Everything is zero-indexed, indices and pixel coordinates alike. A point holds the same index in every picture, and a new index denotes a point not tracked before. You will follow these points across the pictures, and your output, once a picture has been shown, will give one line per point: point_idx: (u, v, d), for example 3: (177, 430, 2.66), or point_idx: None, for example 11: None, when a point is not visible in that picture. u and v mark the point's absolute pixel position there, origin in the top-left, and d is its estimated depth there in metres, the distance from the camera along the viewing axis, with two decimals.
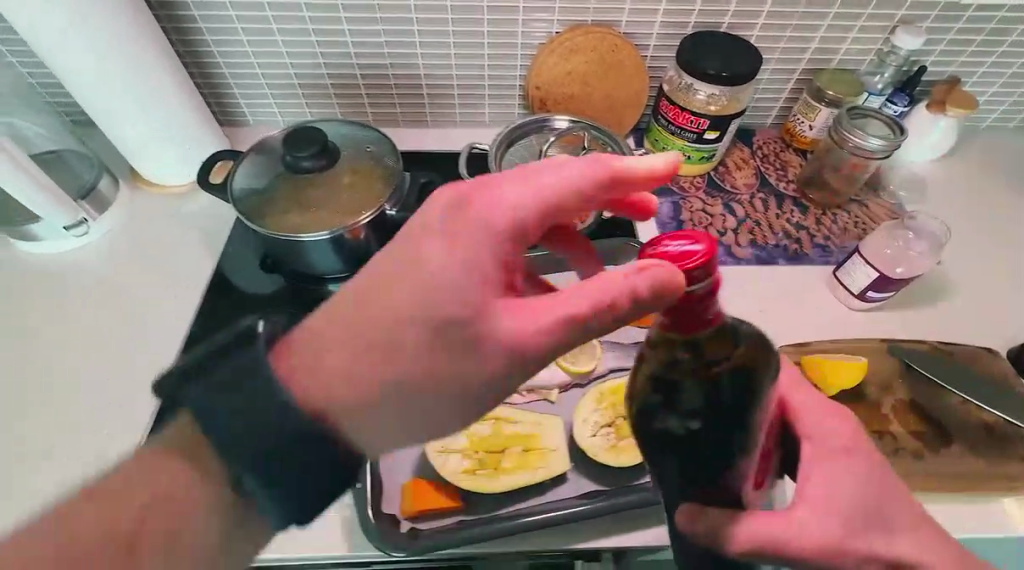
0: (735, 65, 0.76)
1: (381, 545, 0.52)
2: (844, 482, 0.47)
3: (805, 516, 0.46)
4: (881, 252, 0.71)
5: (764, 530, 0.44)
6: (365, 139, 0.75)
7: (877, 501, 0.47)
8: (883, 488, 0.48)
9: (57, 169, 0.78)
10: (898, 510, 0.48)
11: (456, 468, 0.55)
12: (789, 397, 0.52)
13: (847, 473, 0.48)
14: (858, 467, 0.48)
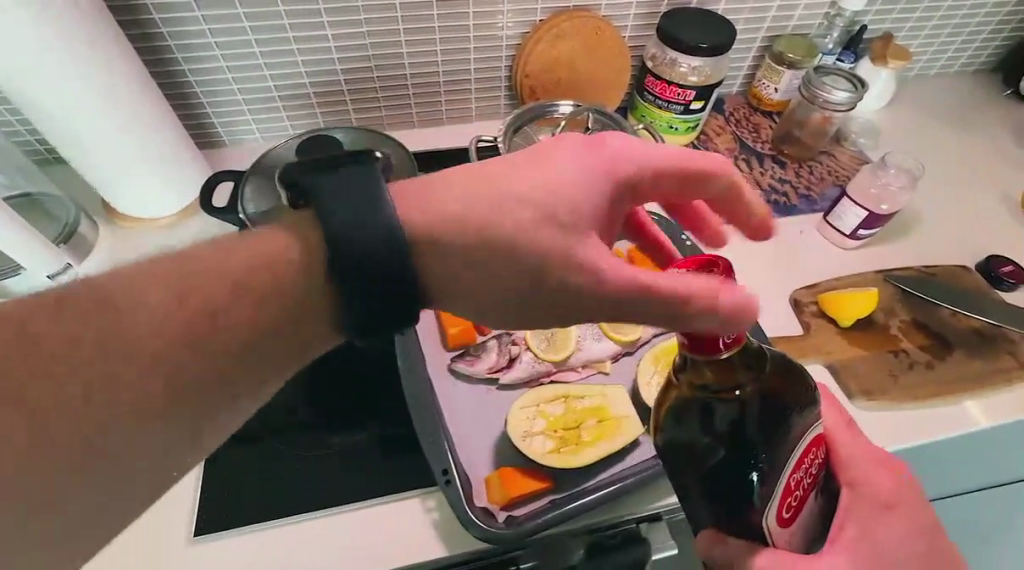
0: (715, 36, 0.81)
1: (485, 537, 0.52)
2: (885, 533, 0.50)
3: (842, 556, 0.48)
4: (867, 192, 0.78)
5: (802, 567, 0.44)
6: (374, 143, 0.74)
7: (908, 551, 0.51)
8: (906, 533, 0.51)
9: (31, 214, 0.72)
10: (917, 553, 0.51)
11: (542, 450, 0.55)
12: (840, 449, 0.53)
13: (885, 525, 0.51)
14: (888, 520, 0.51)
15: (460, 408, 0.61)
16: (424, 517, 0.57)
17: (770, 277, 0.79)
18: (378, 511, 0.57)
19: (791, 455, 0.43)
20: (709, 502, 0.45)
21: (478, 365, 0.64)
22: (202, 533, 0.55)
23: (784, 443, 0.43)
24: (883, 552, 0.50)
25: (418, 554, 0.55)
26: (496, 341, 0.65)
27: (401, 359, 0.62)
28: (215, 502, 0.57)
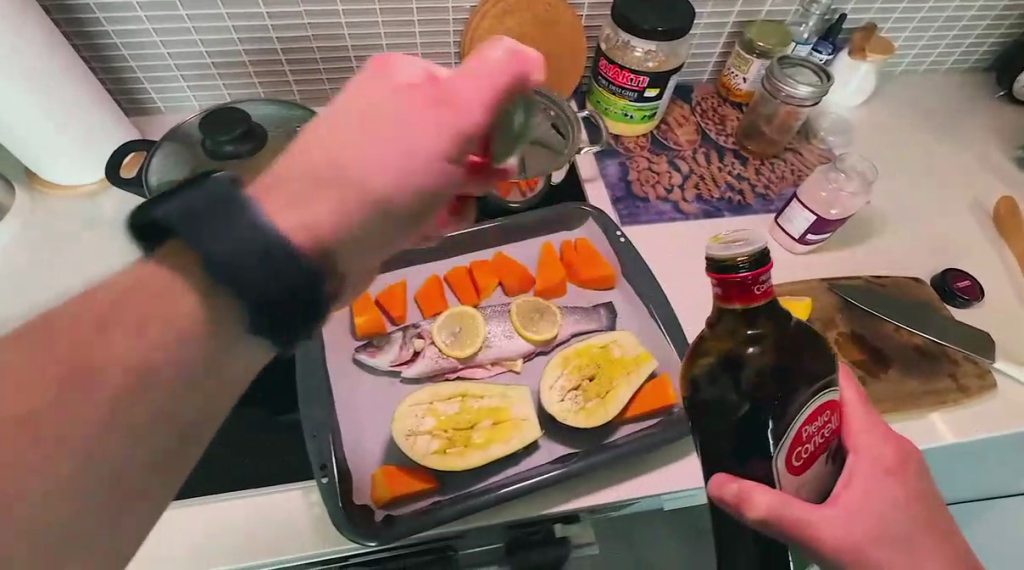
0: (669, 20, 0.76)
1: (356, 537, 0.50)
2: (883, 509, 0.46)
3: (839, 522, 0.43)
4: (817, 195, 0.73)
5: (800, 516, 0.40)
6: (296, 118, 0.71)
7: (908, 530, 0.46)
8: (908, 515, 0.47)
9: None
10: (917, 534, 0.47)
11: (425, 450, 0.52)
12: (853, 421, 0.49)
13: (887, 501, 0.46)
14: (891, 494, 0.47)
15: (356, 400, 0.59)
16: (305, 511, 0.55)
17: (709, 280, 0.76)
18: (258, 502, 0.55)
19: (802, 407, 0.41)
20: (702, 451, 0.45)
21: (381, 356, 0.61)
22: None
23: (799, 399, 0.41)
24: (882, 530, 0.45)
25: (296, 548, 0.54)
26: (402, 333, 0.63)
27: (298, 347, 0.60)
28: None
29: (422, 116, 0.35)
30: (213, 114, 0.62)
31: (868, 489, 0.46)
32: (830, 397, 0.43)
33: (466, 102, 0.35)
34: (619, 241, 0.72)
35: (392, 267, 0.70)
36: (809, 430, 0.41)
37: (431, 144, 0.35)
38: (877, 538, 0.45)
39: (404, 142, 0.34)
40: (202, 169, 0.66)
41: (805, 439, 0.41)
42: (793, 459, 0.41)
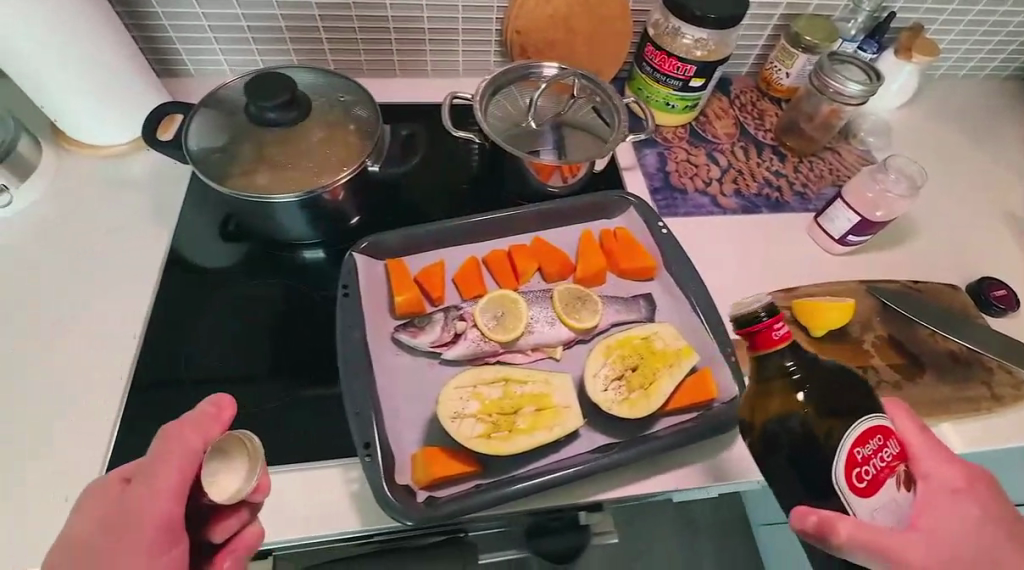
0: (724, 8, 0.74)
1: (398, 516, 0.50)
2: (962, 531, 0.43)
3: (919, 546, 0.41)
4: (864, 196, 0.72)
5: (873, 534, 0.40)
6: (340, 87, 0.70)
7: (989, 549, 0.43)
8: (993, 533, 0.44)
9: None
10: (1007, 558, 0.43)
11: (470, 434, 0.52)
12: (909, 446, 0.46)
13: (965, 521, 0.43)
14: (970, 513, 0.44)
15: (395, 380, 0.59)
16: (343, 489, 0.55)
17: (746, 277, 0.75)
18: (296, 478, 0.55)
19: (848, 426, 0.45)
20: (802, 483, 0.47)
21: (422, 337, 0.60)
22: None
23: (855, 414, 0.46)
24: (958, 551, 0.42)
25: (334, 526, 0.54)
26: (443, 315, 0.61)
27: (339, 323, 0.59)
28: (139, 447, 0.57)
29: (131, 510, 0.43)
30: (257, 79, 0.60)
31: (944, 512, 0.43)
32: (877, 422, 0.45)
33: (186, 464, 0.45)
34: (660, 232, 0.71)
35: (430, 246, 0.69)
36: (863, 452, 0.43)
37: (173, 507, 0.43)
38: (958, 561, 0.42)
39: (133, 545, 0.42)
40: (244, 135, 0.65)
41: (861, 460, 0.43)
42: (860, 481, 0.43)
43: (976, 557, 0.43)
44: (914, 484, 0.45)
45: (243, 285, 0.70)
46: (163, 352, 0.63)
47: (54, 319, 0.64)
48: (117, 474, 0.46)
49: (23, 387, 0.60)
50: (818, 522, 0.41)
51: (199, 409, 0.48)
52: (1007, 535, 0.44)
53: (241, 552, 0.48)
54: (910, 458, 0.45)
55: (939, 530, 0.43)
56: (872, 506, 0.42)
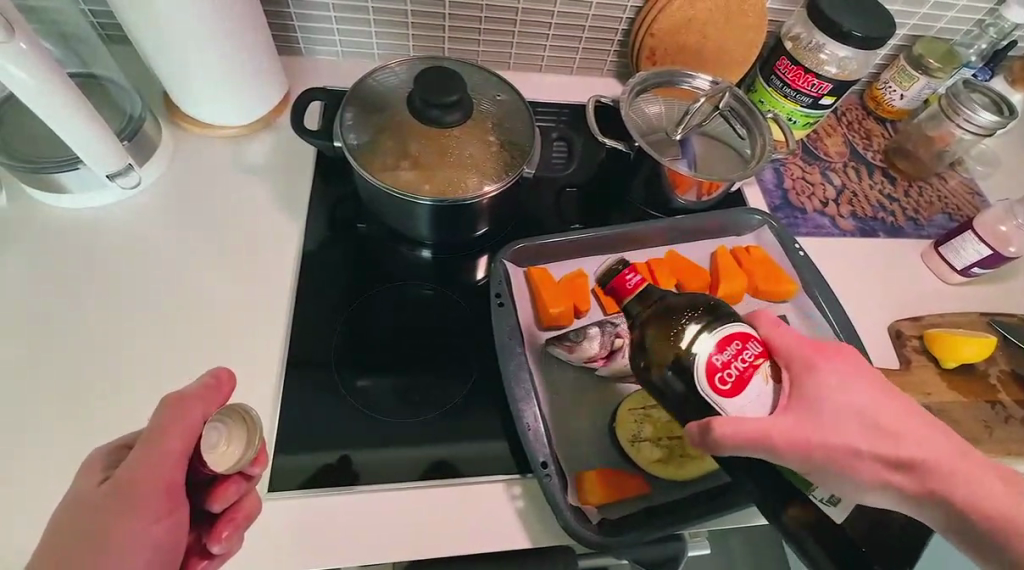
0: (876, 27, 0.72)
1: (579, 538, 0.50)
2: (835, 397, 0.43)
3: (784, 422, 0.41)
4: (997, 230, 0.72)
5: (747, 425, 0.41)
6: (492, 86, 0.67)
7: (864, 406, 0.43)
8: (863, 393, 0.43)
9: (101, 101, 0.64)
10: (878, 413, 0.43)
11: (648, 458, 0.55)
12: (772, 340, 0.45)
13: (834, 391, 0.43)
14: (834, 380, 0.43)
15: (553, 396, 0.59)
16: (509, 505, 0.56)
17: (870, 303, 0.75)
18: (462, 493, 0.56)
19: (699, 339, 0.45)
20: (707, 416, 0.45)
21: (578, 353, 0.59)
22: (284, 487, 0.55)
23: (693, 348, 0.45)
24: (830, 418, 0.42)
25: (500, 538, 0.55)
26: (599, 331, 0.60)
27: (499, 335, 0.57)
28: (298, 450, 0.57)
29: (135, 475, 0.44)
30: (430, 74, 0.58)
31: (810, 390, 0.43)
32: (737, 330, 0.45)
33: (187, 434, 0.45)
34: (798, 254, 0.72)
35: (569, 256, 0.68)
36: (720, 358, 0.43)
37: (174, 473, 0.45)
38: (833, 429, 0.41)
39: (136, 509, 0.43)
40: (392, 129, 0.62)
41: (721, 366, 0.43)
42: (724, 385, 0.43)
43: (849, 420, 0.42)
44: (782, 373, 0.44)
45: (377, 288, 0.69)
46: (306, 355, 0.63)
47: (193, 313, 0.64)
48: (122, 439, 0.48)
49: (171, 383, 0.60)
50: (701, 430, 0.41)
51: (200, 381, 0.48)
52: (875, 390, 0.44)
53: (241, 521, 0.48)
54: (774, 351, 0.45)
55: (808, 406, 0.42)
56: (742, 402, 0.43)
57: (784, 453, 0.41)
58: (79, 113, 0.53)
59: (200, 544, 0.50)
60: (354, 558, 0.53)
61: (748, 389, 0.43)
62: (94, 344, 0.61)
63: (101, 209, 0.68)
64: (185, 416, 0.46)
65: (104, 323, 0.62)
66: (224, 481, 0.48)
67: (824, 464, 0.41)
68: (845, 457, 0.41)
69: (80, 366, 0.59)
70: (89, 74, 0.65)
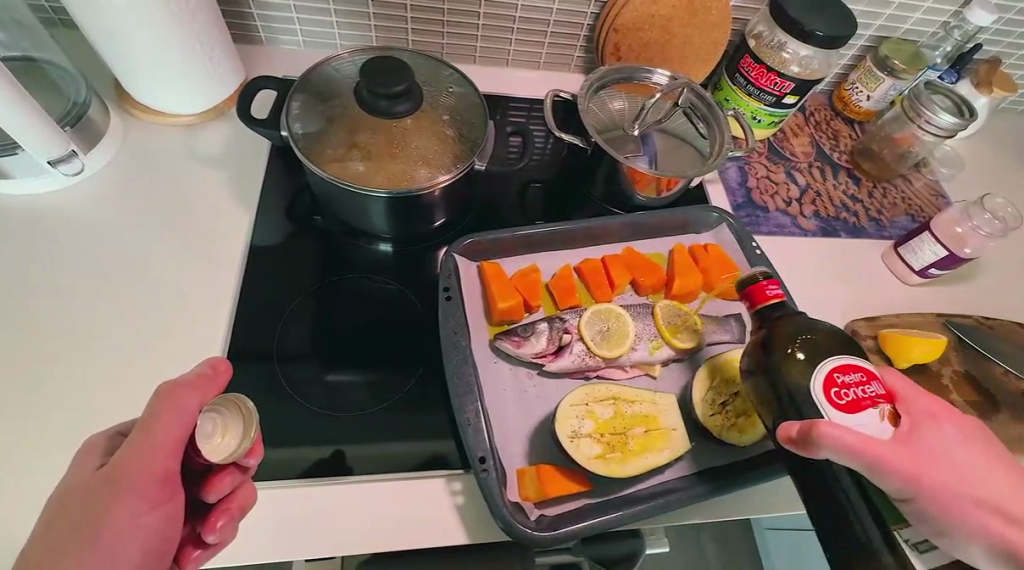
0: (837, 26, 0.72)
1: (513, 533, 0.49)
2: (952, 451, 0.44)
3: (899, 451, 0.42)
4: (952, 230, 0.73)
5: (852, 434, 0.41)
6: (449, 77, 0.66)
7: (981, 469, 0.44)
8: (975, 456, 0.44)
9: (44, 86, 0.63)
10: (995, 485, 0.43)
11: (589, 454, 0.53)
12: (896, 388, 0.47)
13: (948, 444, 0.44)
14: (953, 436, 0.45)
15: (499, 390, 0.58)
16: (449, 501, 0.55)
17: (828, 304, 0.75)
18: (401, 488, 0.55)
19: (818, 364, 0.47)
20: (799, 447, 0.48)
21: (525, 347, 0.59)
22: None
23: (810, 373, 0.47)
24: (951, 470, 0.43)
25: (441, 533, 0.54)
26: (548, 326, 0.60)
27: (445, 329, 0.57)
28: None
29: (129, 464, 0.42)
30: (378, 64, 0.57)
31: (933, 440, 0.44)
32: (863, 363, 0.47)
33: (184, 421, 0.44)
34: (755, 252, 0.71)
35: (524, 251, 0.68)
36: (842, 377, 0.45)
37: (171, 461, 0.44)
38: (949, 474, 0.43)
39: (130, 495, 0.42)
40: (343, 119, 0.61)
41: (840, 384, 0.45)
42: (836, 401, 0.45)
43: (966, 474, 0.43)
44: (900, 415, 0.45)
45: (333, 279, 0.68)
46: (252, 348, 0.61)
47: (142, 304, 0.62)
48: (118, 428, 0.47)
49: (111, 374, 0.58)
50: (803, 428, 0.42)
51: (196, 369, 0.47)
52: (989, 456, 0.45)
53: (235, 511, 0.48)
54: (897, 398, 0.46)
55: (923, 447, 0.43)
56: (854, 423, 0.43)
57: (886, 475, 0.41)
58: (23, 101, 0.53)
59: (194, 533, 0.50)
60: (286, 552, 0.52)
61: (861, 413, 0.44)
62: (36, 333, 0.59)
63: (49, 196, 0.66)
64: (185, 405, 0.45)
65: (48, 313, 0.61)
66: (221, 471, 0.48)
67: (927, 501, 0.42)
68: (956, 503, 0.42)
69: (19, 356, 0.58)
70: (29, 58, 0.64)
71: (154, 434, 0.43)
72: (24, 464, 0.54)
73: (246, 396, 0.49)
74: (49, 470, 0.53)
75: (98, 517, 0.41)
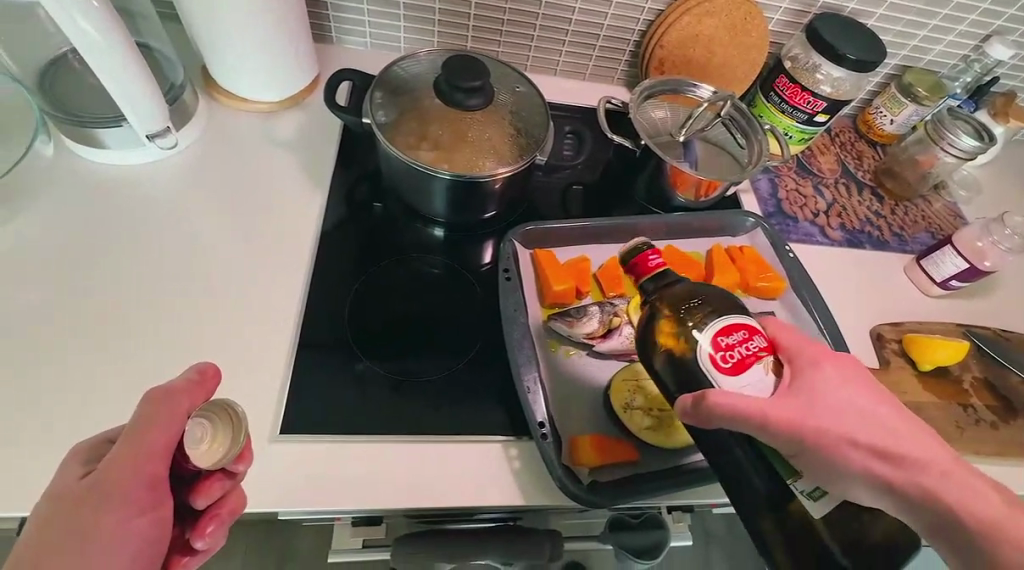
0: (869, 52, 0.77)
1: (569, 493, 0.53)
2: (836, 393, 0.43)
3: (781, 403, 0.42)
4: (973, 245, 0.78)
5: (740, 399, 0.41)
6: (514, 79, 0.72)
7: (862, 411, 0.43)
8: (853, 395, 0.44)
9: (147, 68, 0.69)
10: (877, 426, 0.43)
11: (640, 425, 0.57)
12: (777, 337, 0.46)
13: (831, 387, 0.44)
14: (834, 377, 0.44)
15: (552, 365, 0.62)
16: (504, 465, 0.59)
17: (854, 309, 0.80)
18: (461, 451, 0.59)
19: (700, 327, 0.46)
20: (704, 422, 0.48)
21: (576, 328, 0.63)
22: (294, 434, 0.58)
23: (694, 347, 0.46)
24: (834, 414, 0.42)
25: (494, 495, 0.57)
26: (599, 310, 0.64)
27: (505, 306, 0.61)
28: (308, 403, 0.60)
29: (118, 472, 0.45)
30: (458, 63, 0.63)
31: (816, 385, 0.43)
32: (745, 320, 0.46)
33: (172, 430, 0.47)
34: (788, 255, 0.76)
35: (574, 243, 0.72)
36: (727, 340, 0.44)
37: (159, 465, 0.46)
38: (833, 421, 0.42)
39: (120, 499, 0.45)
40: (419, 110, 0.67)
41: (726, 347, 0.45)
42: (723, 365, 0.44)
43: (849, 415, 0.43)
44: (784, 366, 0.45)
45: (393, 259, 0.72)
46: (320, 316, 0.66)
47: (220, 270, 0.67)
48: (107, 434, 0.50)
49: (187, 331, 0.62)
50: (695, 399, 0.42)
51: (184, 376, 0.50)
52: (871, 393, 0.45)
53: (225, 517, 0.50)
54: (780, 346, 0.46)
55: (808, 395, 0.43)
56: (739, 385, 0.44)
57: (770, 430, 0.41)
58: (142, 78, 0.58)
59: (182, 541, 0.53)
60: (351, 504, 0.56)
61: (747, 372, 0.44)
62: (101, 295, 0.63)
63: (135, 167, 0.71)
64: (167, 415, 0.47)
65: (114, 278, 0.64)
66: (209, 477, 0.49)
67: (815, 450, 0.41)
68: (837, 446, 0.41)
69: (86, 316, 0.61)
70: (145, 44, 0.70)
71: (141, 441, 0.46)
72: (106, 408, 0.57)
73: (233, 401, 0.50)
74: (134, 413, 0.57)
75: (88, 518, 0.44)
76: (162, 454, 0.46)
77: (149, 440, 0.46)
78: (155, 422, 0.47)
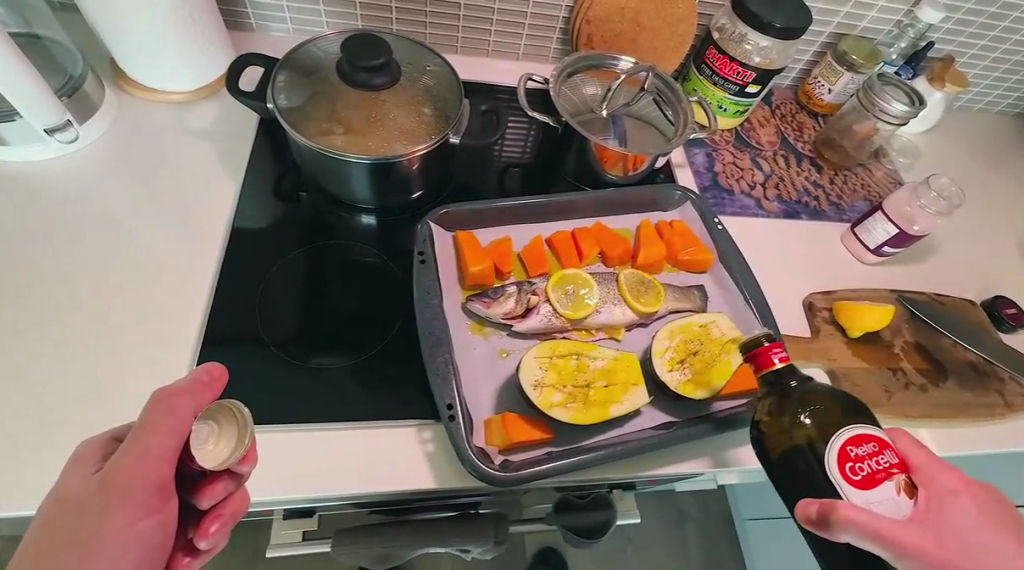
0: (793, 19, 0.76)
1: (479, 475, 0.52)
2: (972, 526, 0.45)
3: (922, 533, 0.42)
4: (902, 209, 0.78)
5: (881, 521, 0.41)
6: (427, 57, 0.71)
7: (993, 546, 0.45)
8: (990, 529, 0.46)
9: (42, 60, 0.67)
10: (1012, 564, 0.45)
11: (551, 403, 0.56)
12: (909, 457, 0.48)
13: (967, 520, 0.45)
14: (968, 509, 0.46)
15: (468, 348, 0.61)
16: (417, 447, 0.58)
17: (788, 279, 0.79)
18: (375, 436, 0.58)
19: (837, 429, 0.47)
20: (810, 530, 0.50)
21: (492, 309, 0.62)
22: None
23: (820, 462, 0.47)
24: (968, 548, 0.44)
25: (406, 477, 0.57)
26: (516, 290, 0.63)
27: (417, 288, 0.60)
28: None
29: (124, 472, 0.42)
30: (355, 42, 0.62)
31: (946, 515, 0.45)
32: (872, 431, 0.47)
33: (178, 430, 0.44)
34: (716, 227, 0.75)
35: (498, 223, 0.71)
36: (856, 450, 0.45)
37: (167, 467, 0.43)
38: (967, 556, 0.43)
39: (126, 502, 0.42)
40: (328, 91, 0.65)
41: (854, 458, 0.45)
42: (852, 477, 0.44)
43: (982, 555, 0.44)
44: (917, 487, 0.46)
45: (320, 243, 0.71)
46: (234, 306, 0.64)
47: (130, 263, 0.65)
48: (111, 433, 0.46)
49: (91, 325, 0.61)
50: (823, 511, 0.42)
51: (193, 376, 0.47)
52: (1005, 530, 0.46)
53: (228, 518, 0.48)
54: (911, 467, 0.47)
55: (942, 524, 0.44)
56: (871, 501, 0.44)
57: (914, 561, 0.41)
58: (25, 67, 0.56)
59: (184, 540, 0.50)
60: (256, 493, 0.54)
61: (878, 489, 0.44)
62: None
63: (39, 161, 0.69)
64: (176, 414, 0.44)
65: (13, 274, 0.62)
66: (216, 477, 0.47)
67: None
68: None
69: None
70: (32, 34, 0.68)
71: (152, 443, 0.42)
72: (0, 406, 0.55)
73: (238, 403, 0.49)
74: (30, 409, 0.55)
75: (91, 521, 0.41)
76: (173, 455, 0.43)
77: (156, 441, 0.43)
78: (159, 422, 0.43)
